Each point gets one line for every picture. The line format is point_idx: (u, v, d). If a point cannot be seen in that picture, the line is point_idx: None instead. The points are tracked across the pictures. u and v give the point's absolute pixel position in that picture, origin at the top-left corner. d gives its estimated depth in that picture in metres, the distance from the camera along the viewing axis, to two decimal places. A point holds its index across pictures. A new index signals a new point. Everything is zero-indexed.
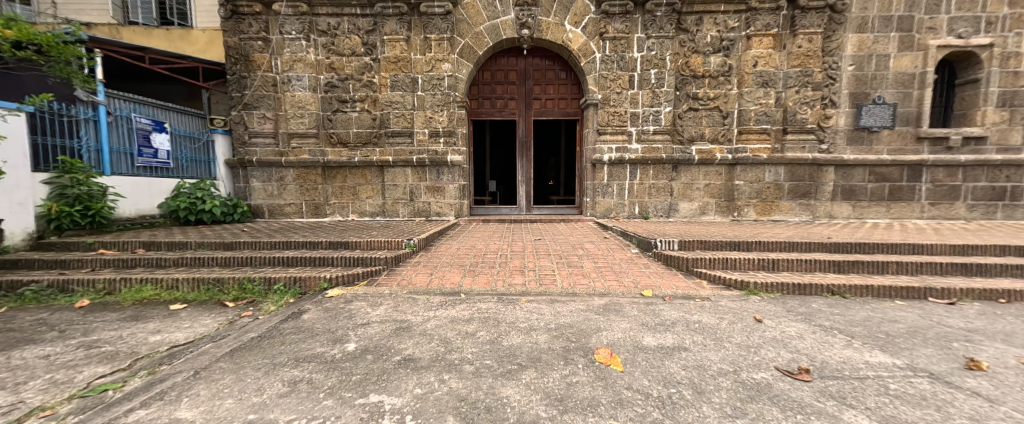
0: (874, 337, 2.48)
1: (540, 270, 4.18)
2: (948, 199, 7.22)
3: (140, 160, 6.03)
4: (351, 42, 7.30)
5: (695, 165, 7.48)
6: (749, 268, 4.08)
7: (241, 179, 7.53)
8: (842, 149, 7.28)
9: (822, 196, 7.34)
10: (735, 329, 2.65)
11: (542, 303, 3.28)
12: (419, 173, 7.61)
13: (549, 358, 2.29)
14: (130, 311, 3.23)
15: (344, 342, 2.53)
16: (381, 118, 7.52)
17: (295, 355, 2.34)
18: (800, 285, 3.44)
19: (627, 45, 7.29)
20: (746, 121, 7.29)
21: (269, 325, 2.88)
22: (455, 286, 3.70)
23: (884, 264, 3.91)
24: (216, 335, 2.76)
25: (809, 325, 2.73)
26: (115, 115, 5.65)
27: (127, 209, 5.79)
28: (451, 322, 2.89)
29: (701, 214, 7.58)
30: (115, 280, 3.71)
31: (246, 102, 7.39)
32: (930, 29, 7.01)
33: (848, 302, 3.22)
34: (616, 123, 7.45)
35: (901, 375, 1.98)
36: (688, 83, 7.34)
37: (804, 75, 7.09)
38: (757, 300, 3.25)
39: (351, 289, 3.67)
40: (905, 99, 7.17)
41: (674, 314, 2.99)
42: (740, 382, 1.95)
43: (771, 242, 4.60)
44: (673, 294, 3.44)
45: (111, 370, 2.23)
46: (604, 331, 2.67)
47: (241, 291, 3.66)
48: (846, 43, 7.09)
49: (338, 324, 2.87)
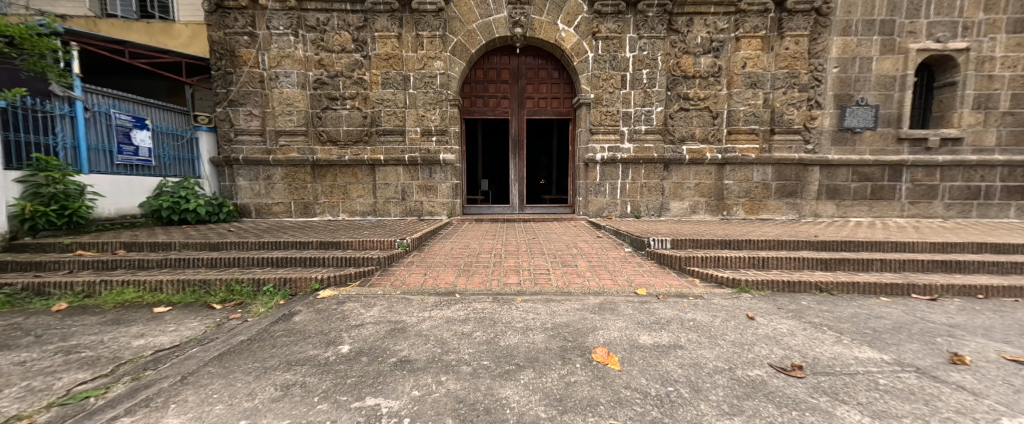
0: (862, 333, 2.54)
1: (536, 269, 4.17)
2: (927, 199, 7.45)
3: (120, 157, 5.82)
4: (342, 39, 7.17)
5: (685, 165, 7.57)
6: (741, 267, 4.11)
7: (227, 177, 7.34)
8: (827, 150, 7.46)
9: (808, 195, 7.51)
10: (729, 327, 2.69)
11: (538, 302, 3.29)
12: (410, 172, 7.53)
13: (547, 357, 2.29)
14: (112, 315, 3.14)
15: (338, 344, 2.48)
16: (372, 116, 7.41)
17: (287, 358, 2.28)
18: (790, 282, 3.51)
19: (620, 45, 7.34)
20: (735, 121, 7.41)
21: (260, 327, 2.81)
22: (450, 286, 3.67)
23: (869, 262, 3.98)
24: (203, 338, 2.70)
25: (799, 322, 2.78)
26: (93, 111, 5.43)
27: (106, 209, 5.58)
28: (447, 322, 2.87)
29: (692, 213, 7.69)
30: (95, 283, 3.55)
31: (231, 99, 7.18)
32: (910, 33, 7.22)
33: (836, 299, 3.29)
34: (609, 122, 7.50)
35: (890, 371, 2.04)
36: (679, 83, 7.43)
37: (791, 76, 7.24)
38: (748, 298, 3.31)
39: (343, 289, 3.62)
40: (886, 101, 7.37)
41: (669, 312, 3.02)
42: (735, 379, 1.97)
43: (761, 240, 4.66)
44: (667, 293, 3.48)
45: (92, 376, 2.16)
46: (600, 330, 2.68)
47: (228, 292, 3.55)
48: (832, 45, 7.25)
49: (331, 326, 2.82)
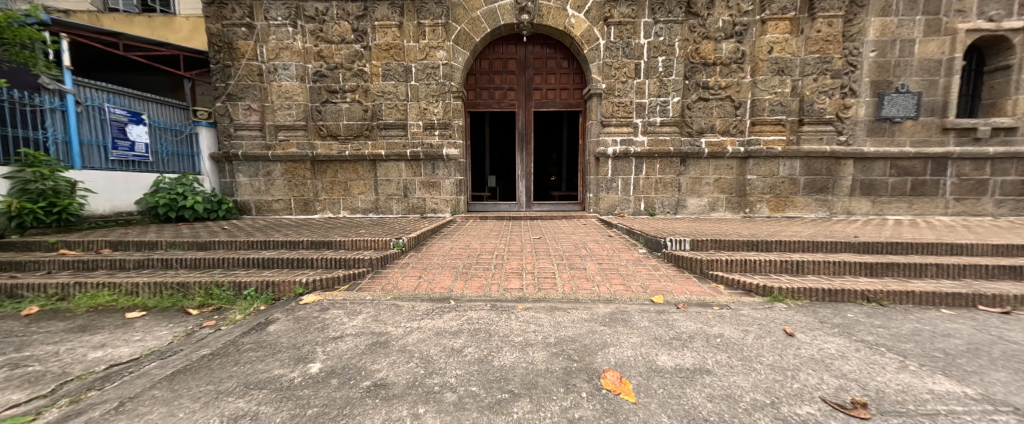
0: (932, 358, 2.10)
1: (540, 272, 3.81)
2: (974, 195, 6.78)
3: (115, 153, 5.68)
4: (341, 29, 6.90)
5: (704, 159, 7.07)
6: (772, 271, 3.66)
7: (228, 174, 7.16)
8: (862, 141, 6.85)
9: (840, 190, 6.92)
10: (764, 347, 2.28)
11: (541, 312, 2.92)
12: (413, 168, 7.24)
13: (547, 383, 1.92)
14: (81, 321, 2.91)
15: (308, 362, 2.17)
16: (373, 110, 7.14)
17: (246, 380, 1.97)
18: (831, 290, 3.06)
19: (634, 31, 6.86)
20: (759, 112, 6.85)
21: (229, 338, 2.53)
22: (445, 291, 3.33)
23: (922, 267, 3.49)
24: (167, 351, 2.42)
25: (849, 340, 2.35)
26: (84, 105, 5.31)
27: (99, 206, 5.45)
28: (436, 335, 2.53)
29: (711, 211, 7.19)
30: (69, 285, 3.33)
31: (229, 93, 6.98)
32: (958, 12, 6.54)
33: (887, 311, 2.84)
34: (621, 113, 7.04)
35: (980, 412, 1.61)
36: (698, 71, 6.91)
37: (822, 61, 6.65)
38: (782, 309, 2.89)
39: (329, 294, 3.32)
40: (930, 88, 6.70)
41: (691, 325, 2.63)
42: (781, 420, 1.58)
43: (792, 241, 4.19)
44: (688, 301, 3.08)
45: (27, 397, 1.89)
46: (611, 347, 2.30)
47: (206, 296, 3.30)
48: (868, 27, 6.63)
49: (307, 338, 2.52)
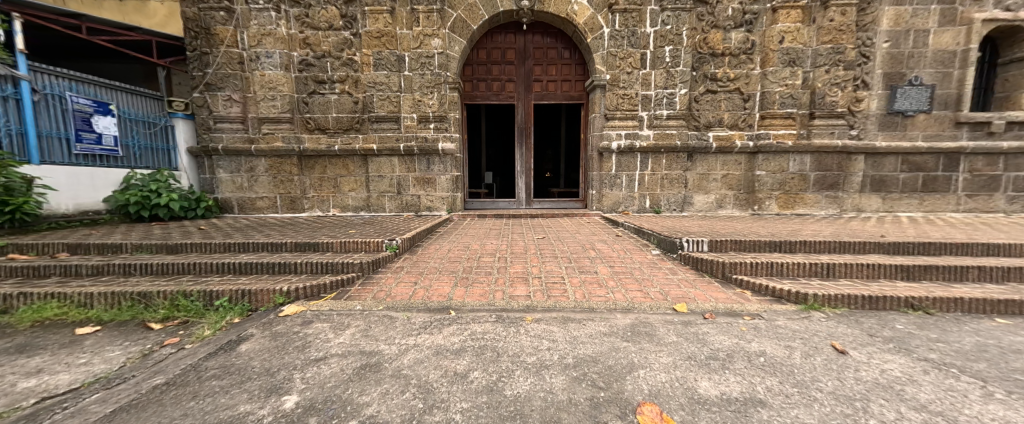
0: (1016, 382, 1.80)
1: (548, 277, 3.46)
2: (987, 191, 6.59)
3: (79, 146, 5.21)
4: (329, 14, 6.45)
5: (712, 154, 6.79)
6: (801, 275, 3.37)
7: (207, 169, 6.69)
8: (874, 136, 6.61)
9: (850, 187, 6.69)
10: (818, 369, 1.97)
11: (554, 324, 2.58)
12: (406, 163, 6.84)
13: (572, 421, 1.59)
14: (20, 338, 2.50)
15: (282, 394, 1.80)
16: (364, 102, 6.71)
17: (202, 421, 1.60)
18: (873, 297, 2.76)
19: (639, 19, 6.53)
20: (769, 105, 6.57)
21: (191, 362, 2.14)
22: (443, 300, 2.97)
23: (963, 271, 3.23)
24: (116, 378, 2.03)
25: (910, 359, 2.05)
26: (42, 93, 4.81)
27: (61, 204, 5.02)
28: (435, 355, 2.18)
29: (718, 208, 6.92)
30: (11, 296, 2.91)
31: (208, 82, 6.50)
32: (974, 1, 6.30)
33: (938, 321, 2.55)
34: (626, 106, 6.71)
35: None
36: (706, 62, 6.58)
37: (835, 52, 6.38)
38: (822, 319, 2.59)
39: (313, 304, 2.95)
40: (944, 80, 6.48)
41: (726, 341, 2.31)
42: None
43: (818, 242, 3.90)
44: (715, 310, 2.77)
45: None
46: (641, 370, 1.98)
47: (172, 308, 2.90)
48: (882, 16, 6.37)
49: (285, 360, 2.15)
